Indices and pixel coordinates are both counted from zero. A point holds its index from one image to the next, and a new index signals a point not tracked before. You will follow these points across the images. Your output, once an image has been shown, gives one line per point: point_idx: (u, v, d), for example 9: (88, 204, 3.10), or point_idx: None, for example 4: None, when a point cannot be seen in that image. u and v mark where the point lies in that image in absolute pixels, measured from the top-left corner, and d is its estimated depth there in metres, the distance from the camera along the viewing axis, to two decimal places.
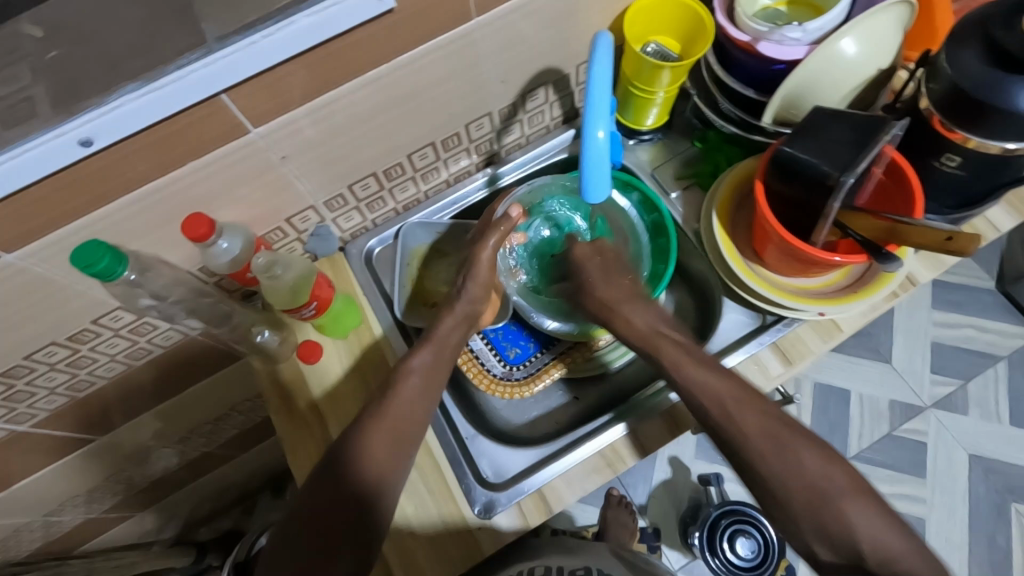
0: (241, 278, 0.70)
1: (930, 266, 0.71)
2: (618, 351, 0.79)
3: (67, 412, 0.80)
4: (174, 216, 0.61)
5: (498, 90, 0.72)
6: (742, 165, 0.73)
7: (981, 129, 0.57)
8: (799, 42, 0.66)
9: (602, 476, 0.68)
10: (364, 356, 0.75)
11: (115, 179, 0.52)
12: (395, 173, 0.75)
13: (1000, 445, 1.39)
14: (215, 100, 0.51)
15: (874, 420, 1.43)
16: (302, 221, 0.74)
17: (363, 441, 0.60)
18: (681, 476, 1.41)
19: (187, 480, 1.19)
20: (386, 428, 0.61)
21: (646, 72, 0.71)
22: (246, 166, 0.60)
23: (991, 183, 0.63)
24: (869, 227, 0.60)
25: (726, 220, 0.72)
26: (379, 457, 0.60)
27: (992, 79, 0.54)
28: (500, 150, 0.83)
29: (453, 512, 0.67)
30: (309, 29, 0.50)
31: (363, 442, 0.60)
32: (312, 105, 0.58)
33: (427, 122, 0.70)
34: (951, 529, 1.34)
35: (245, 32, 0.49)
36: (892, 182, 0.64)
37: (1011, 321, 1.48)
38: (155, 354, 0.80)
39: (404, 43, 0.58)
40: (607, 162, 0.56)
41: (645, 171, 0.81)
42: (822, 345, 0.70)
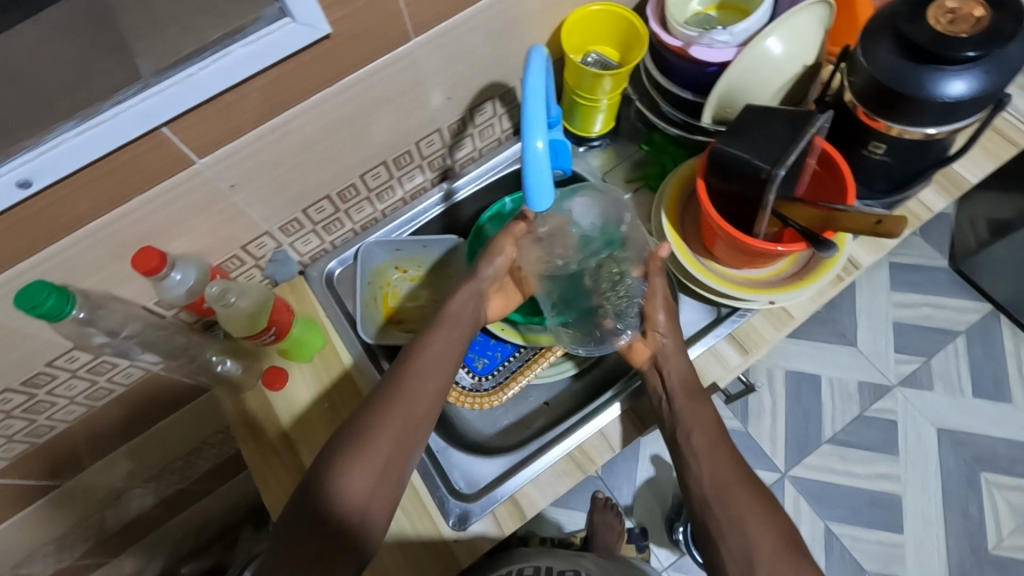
0: (198, 309, 0.69)
1: (871, 249, 0.74)
2: None
3: (29, 458, 0.78)
4: (124, 252, 0.60)
5: (444, 106, 0.73)
6: (685, 165, 0.76)
7: (900, 117, 0.60)
8: (727, 44, 0.69)
9: (572, 478, 0.69)
10: (330, 380, 0.75)
11: (57, 220, 0.52)
12: (350, 193, 0.76)
13: (965, 417, 1.44)
14: (156, 133, 0.52)
15: (843, 402, 1.47)
16: (258, 248, 0.74)
17: (359, 451, 0.59)
18: (662, 473, 1.42)
19: (162, 520, 1.16)
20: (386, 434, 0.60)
21: (587, 81, 0.73)
22: (194, 197, 0.60)
23: (916, 165, 0.66)
24: (806, 215, 0.63)
25: (675, 218, 0.74)
26: (376, 468, 0.59)
27: (905, 71, 0.57)
28: (454, 164, 0.84)
29: (428, 527, 0.67)
30: (246, 58, 0.51)
31: (358, 452, 0.59)
32: (254, 134, 0.59)
33: (377, 141, 0.71)
34: (925, 503, 1.38)
35: (182, 65, 0.50)
36: (826, 172, 0.66)
37: (964, 297, 1.54)
38: (117, 393, 0.78)
39: (345, 67, 0.59)
40: (547, 170, 0.57)
41: (598, 176, 0.83)
42: (776, 333, 0.73)
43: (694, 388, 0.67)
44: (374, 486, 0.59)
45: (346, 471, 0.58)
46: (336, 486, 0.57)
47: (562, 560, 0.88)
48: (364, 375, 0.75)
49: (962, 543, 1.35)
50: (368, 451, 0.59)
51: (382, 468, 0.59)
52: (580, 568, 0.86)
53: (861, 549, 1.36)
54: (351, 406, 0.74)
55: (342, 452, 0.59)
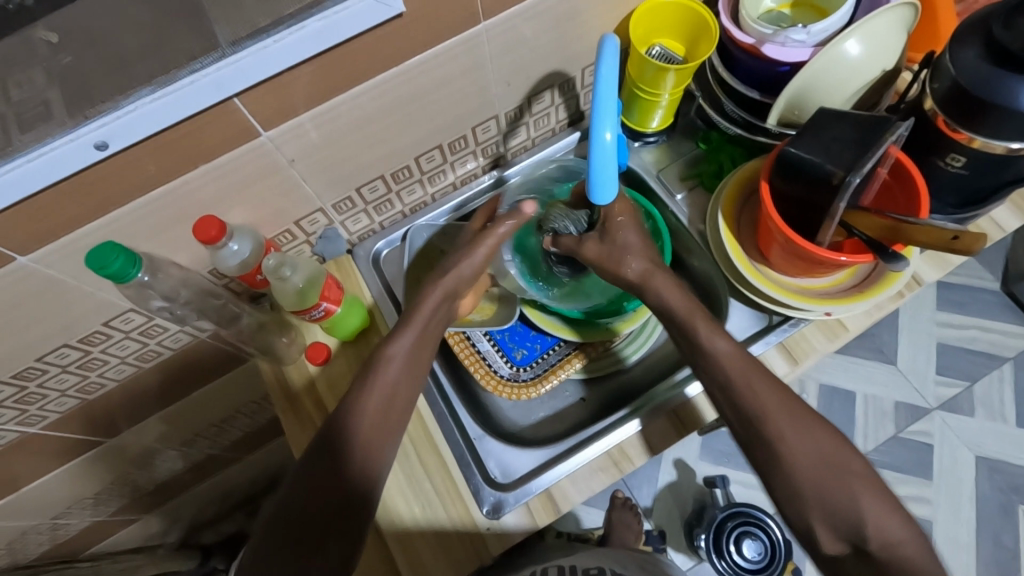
0: (251, 281, 0.70)
1: (935, 265, 0.72)
2: (635, 344, 0.79)
3: (77, 414, 0.80)
4: (186, 218, 0.61)
5: (504, 93, 0.73)
6: (747, 166, 0.74)
7: (985, 129, 0.58)
8: (803, 44, 0.66)
9: (608, 475, 0.68)
10: (372, 358, 0.76)
11: (127, 182, 0.53)
12: (403, 175, 0.76)
13: (1006, 446, 1.39)
14: (227, 103, 0.52)
15: (879, 421, 1.43)
16: (310, 224, 0.74)
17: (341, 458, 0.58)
18: (685, 478, 1.41)
19: (193, 483, 1.20)
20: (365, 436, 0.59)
21: (650, 75, 0.72)
22: (256, 169, 0.61)
23: (995, 181, 0.63)
24: (872, 226, 0.61)
25: (732, 220, 0.72)
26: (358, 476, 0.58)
27: (996, 79, 0.55)
28: (506, 152, 0.84)
29: (460, 511, 0.67)
30: (320, 33, 0.50)
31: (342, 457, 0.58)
32: (320, 109, 0.59)
33: (434, 124, 0.71)
34: (958, 530, 1.34)
35: (258, 36, 0.50)
36: (897, 183, 0.64)
37: (1016, 322, 1.48)
38: (165, 356, 0.80)
39: (413, 47, 0.59)
40: (614, 163, 0.56)
41: (651, 173, 0.82)
42: (828, 344, 0.71)
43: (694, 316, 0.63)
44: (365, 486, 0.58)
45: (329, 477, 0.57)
46: (317, 488, 0.56)
47: (587, 558, 0.86)
48: None
49: (993, 573, 1.31)
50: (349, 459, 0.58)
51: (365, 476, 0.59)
52: (606, 567, 0.84)
53: None
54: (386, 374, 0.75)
55: (326, 457, 0.58)
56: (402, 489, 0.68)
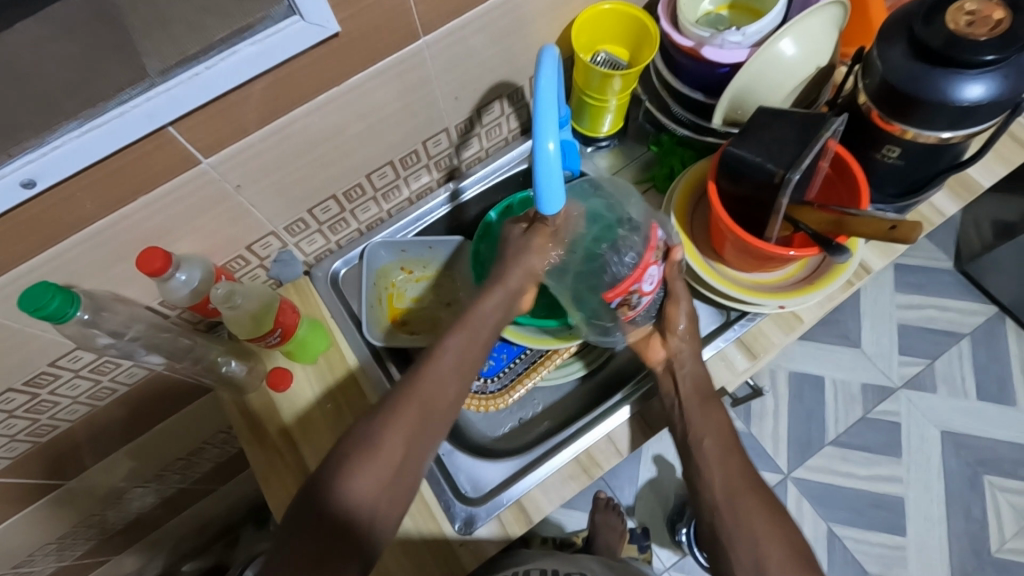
0: (202, 310, 0.69)
1: (881, 253, 0.74)
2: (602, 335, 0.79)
3: (30, 458, 0.77)
4: (129, 252, 0.60)
5: (451, 106, 0.73)
6: (695, 167, 0.75)
7: (915, 120, 0.60)
8: (740, 45, 0.67)
9: (578, 482, 0.68)
10: (334, 380, 0.75)
11: (60, 219, 0.51)
12: (356, 193, 0.75)
13: (969, 419, 1.44)
14: (162, 132, 0.51)
15: (847, 404, 1.46)
16: (264, 248, 0.73)
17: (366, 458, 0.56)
18: (665, 474, 1.42)
19: (165, 519, 1.16)
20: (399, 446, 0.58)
21: (596, 82, 0.73)
22: (200, 197, 0.60)
23: (929, 169, 0.66)
24: (816, 220, 0.62)
25: (685, 222, 0.73)
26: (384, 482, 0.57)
27: (920, 72, 0.57)
28: (460, 164, 0.83)
29: (433, 529, 0.66)
30: (253, 57, 0.50)
31: (361, 464, 0.56)
32: (261, 133, 0.58)
33: (384, 141, 0.70)
34: (928, 505, 1.38)
35: (188, 63, 0.49)
36: (838, 175, 0.66)
37: (969, 299, 1.54)
38: (120, 392, 0.78)
39: (354, 66, 0.58)
40: (558, 172, 0.55)
41: (606, 177, 0.82)
42: (785, 337, 0.72)
43: (706, 393, 0.67)
44: (382, 499, 0.56)
45: (352, 483, 0.56)
46: (337, 493, 0.55)
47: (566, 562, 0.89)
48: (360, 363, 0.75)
49: (964, 543, 1.35)
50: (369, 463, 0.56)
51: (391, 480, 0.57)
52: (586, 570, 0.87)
53: (864, 551, 1.36)
54: (349, 396, 0.74)
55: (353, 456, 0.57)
56: None
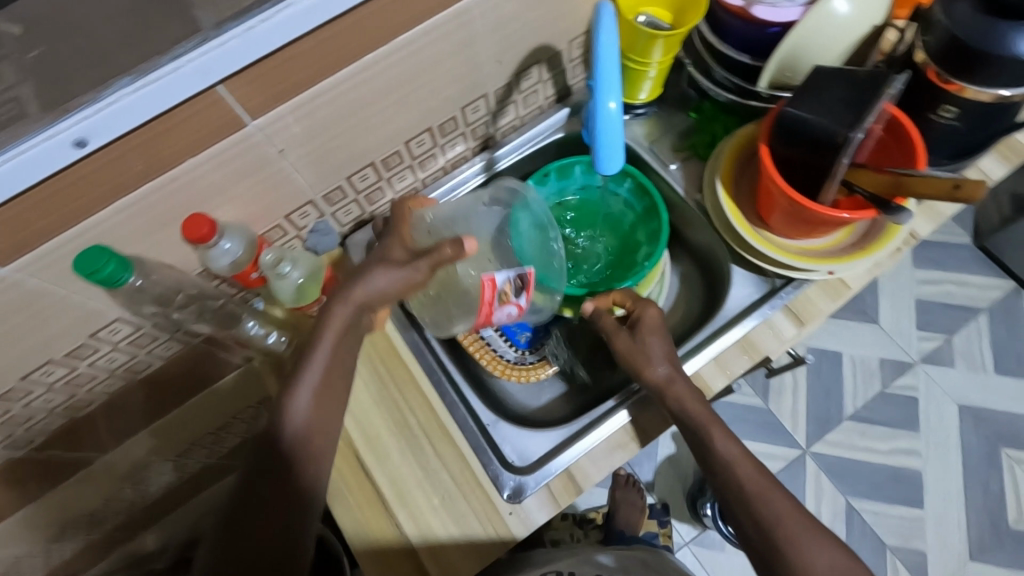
0: (245, 279, 0.67)
1: (929, 219, 0.73)
2: None
3: (67, 433, 0.77)
4: (173, 217, 0.58)
5: (493, 70, 0.71)
6: (743, 131, 0.73)
7: (976, 78, 0.58)
8: (792, 3, 0.66)
9: (627, 451, 0.68)
10: (376, 352, 0.73)
11: (110, 181, 0.50)
12: (394, 161, 0.73)
13: (987, 394, 1.44)
14: (212, 91, 0.49)
15: (867, 378, 1.47)
16: (302, 217, 0.71)
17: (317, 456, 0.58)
18: (684, 450, 1.42)
19: (188, 497, 1.16)
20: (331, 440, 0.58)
21: (641, 43, 0.71)
22: (244, 161, 0.58)
23: (985, 131, 0.65)
24: (872, 182, 0.61)
25: (730, 187, 0.72)
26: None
27: (988, 27, 0.56)
28: (495, 132, 0.82)
29: (481, 499, 0.66)
30: (306, 12, 0.48)
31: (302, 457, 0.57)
32: (310, 93, 0.56)
33: (424, 107, 0.68)
34: (946, 479, 1.39)
35: (242, 16, 0.46)
36: (893, 139, 0.64)
37: (989, 275, 1.53)
38: (155, 367, 0.77)
39: (402, 24, 0.56)
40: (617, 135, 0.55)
41: (643, 146, 0.81)
42: (832, 304, 0.71)
43: None
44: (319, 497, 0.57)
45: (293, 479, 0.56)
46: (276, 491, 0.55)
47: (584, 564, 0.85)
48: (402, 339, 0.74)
49: (982, 516, 1.36)
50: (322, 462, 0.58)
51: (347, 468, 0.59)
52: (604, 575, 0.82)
53: (883, 524, 1.37)
54: (394, 372, 0.72)
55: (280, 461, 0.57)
56: (420, 482, 0.67)
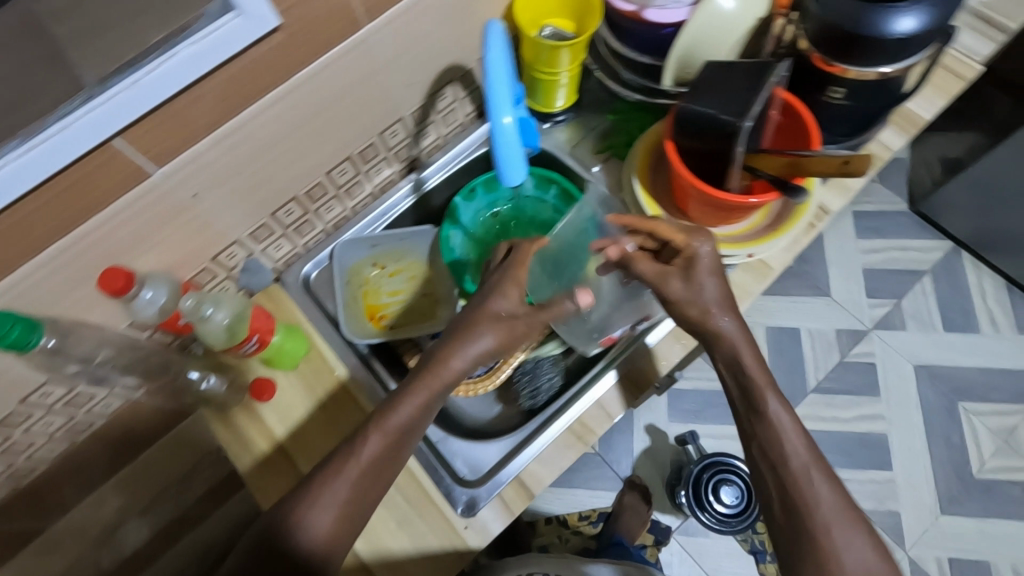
0: (173, 327, 0.66)
1: (839, 194, 0.76)
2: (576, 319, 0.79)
3: (11, 504, 0.75)
4: (90, 273, 0.58)
5: (405, 94, 0.72)
6: (650, 132, 0.76)
7: (854, 59, 0.62)
8: (680, 4, 0.68)
9: (575, 450, 0.69)
10: (331, 399, 0.73)
11: (14, 245, 0.49)
12: (317, 193, 0.74)
13: (939, 351, 1.50)
14: (109, 145, 0.49)
15: (825, 350, 1.51)
16: (229, 258, 0.71)
17: (305, 502, 0.56)
18: (659, 442, 1.44)
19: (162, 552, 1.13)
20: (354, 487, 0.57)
21: (545, 55, 0.73)
22: (158, 209, 0.58)
23: (875, 106, 0.68)
24: (774, 165, 0.64)
25: (647, 182, 0.75)
26: (336, 521, 0.56)
27: (855, 12, 0.59)
28: (420, 154, 0.83)
29: (435, 517, 0.66)
30: (194, 58, 0.49)
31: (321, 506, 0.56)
32: (216, 135, 0.57)
33: (340, 137, 0.69)
34: (911, 437, 1.43)
35: (127, 70, 0.47)
36: (791, 122, 0.68)
37: (927, 237, 1.60)
38: (97, 425, 0.76)
39: (300, 60, 0.58)
40: (517, 145, 0.56)
41: (565, 152, 0.83)
42: (758, 286, 0.74)
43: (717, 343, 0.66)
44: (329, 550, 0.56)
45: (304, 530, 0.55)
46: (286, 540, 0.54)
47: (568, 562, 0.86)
48: (366, 394, 0.73)
49: (948, 468, 1.41)
50: (309, 509, 0.55)
51: (339, 518, 0.56)
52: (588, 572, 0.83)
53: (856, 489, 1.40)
54: (354, 424, 0.72)
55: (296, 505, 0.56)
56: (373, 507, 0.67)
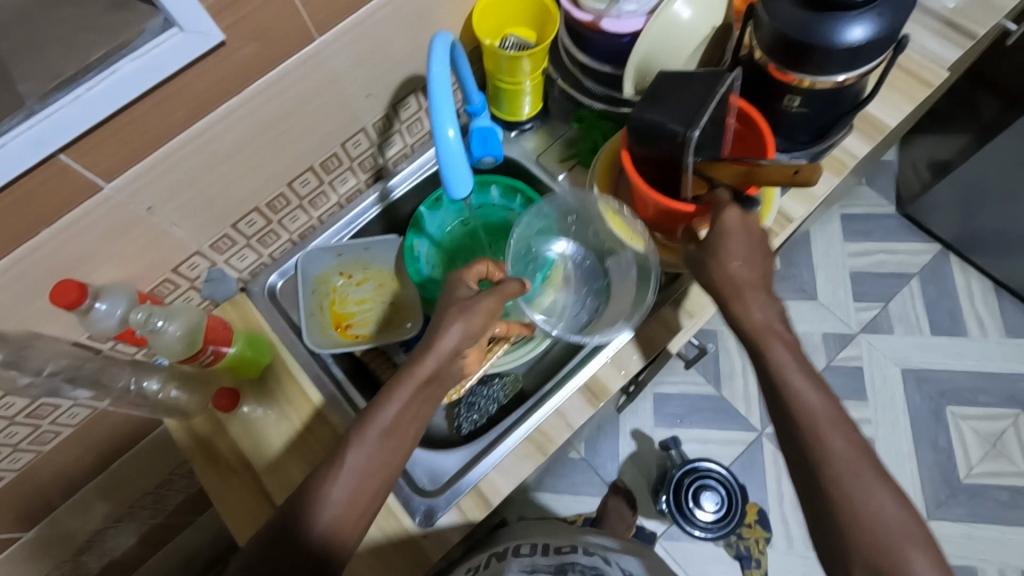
0: (129, 337, 0.67)
1: (802, 201, 0.76)
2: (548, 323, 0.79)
3: None
4: (44, 286, 0.58)
5: (365, 105, 0.72)
6: (610, 145, 0.77)
7: (808, 69, 0.62)
8: (636, 14, 0.69)
9: (534, 459, 0.69)
10: (304, 425, 0.73)
11: None
12: (280, 204, 0.75)
13: (927, 355, 1.49)
14: (53, 161, 0.50)
15: (811, 353, 1.50)
16: (191, 269, 0.72)
17: (325, 483, 0.56)
18: (644, 447, 1.44)
19: (145, 558, 1.13)
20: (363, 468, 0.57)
21: (506, 65, 0.73)
22: (112, 222, 0.59)
23: (834, 112, 0.68)
24: (729, 174, 0.63)
25: (608, 192, 0.75)
26: (347, 503, 0.56)
27: (805, 22, 0.59)
28: (386, 163, 0.84)
29: (394, 526, 0.67)
30: (136, 74, 0.49)
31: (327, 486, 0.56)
32: (168, 148, 0.57)
33: (300, 147, 0.70)
34: (898, 442, 1.42)
35: (68, 87, 0.48)
36: (748, 129, 0.68)
37: (915, 240, 1.59)
38: (65, 435, 0.76)
39: (251, 73, 0.58)
40: (463, 158, 0.57)
41: (531, 160, 0.83)
42: None
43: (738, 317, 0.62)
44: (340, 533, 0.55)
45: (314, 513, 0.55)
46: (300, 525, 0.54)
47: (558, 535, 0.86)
48: (337, 419, 0.73)
49: (936, 473, 1.40)
50: (329, 489, 0.56)
51: (352, 504, 0.56)
52: (578, 543, 0.84)
53: None
54: (326, 446, 0.72)
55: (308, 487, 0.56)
56: None
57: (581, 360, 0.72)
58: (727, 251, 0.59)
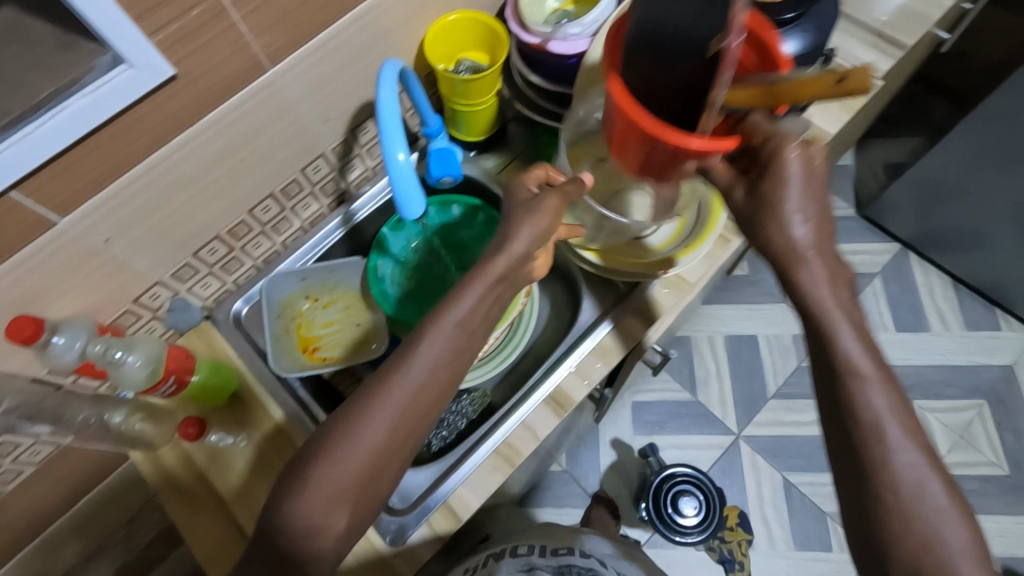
0: (90, 371, 0.66)
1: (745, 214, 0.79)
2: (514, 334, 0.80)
3: None
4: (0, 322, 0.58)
5: (323, 130, 0.74)
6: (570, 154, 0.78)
7: None
8: (581, 36, 0.72)
9: (502, 472, 0.69)
10: (268, 444, 0.73)
11: None
12: (241, 231, 0.75)
13: (893, 351, 1.53)
14: (5, 198, 0.50)
15: (784, 353, 1.52)
16: (153, 299, 0.72)
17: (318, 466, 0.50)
18: (625, 456, 1.45)
19: None
20: (369, 445, 0.51)
21: (459, 89, 0.76)
22: (69, 255, 0.59)
23: None
24: (745, 96, 0.48)
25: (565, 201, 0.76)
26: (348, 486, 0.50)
27: None
28: (348, 186, 0.85)
29: (364, 546, 0.67)
30: (87, 110, 0.50)
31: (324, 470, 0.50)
32: (123, 180, 0.58)
33: (259, 174, 0.71)
34: None
35: (18, 125, 0.48)
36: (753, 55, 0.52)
37: (875, 240, 1.64)
38: (27, 474, 0.74)
39: (204, 104, 0.59)
40: (414, 178, 0.58)
41: (491, 179, 0.85)
42: (677, 300, 0.76)
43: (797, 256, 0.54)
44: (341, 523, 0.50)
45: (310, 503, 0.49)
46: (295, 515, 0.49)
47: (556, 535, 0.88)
48: (298, 435, 0.73)
49: None
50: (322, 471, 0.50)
51: (352, 489, 0.50)
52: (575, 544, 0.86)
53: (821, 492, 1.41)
54: (286, 463, 0.72)
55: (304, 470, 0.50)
56: None
57: (545, 371, 0.73)
58: (783, 202, 0.50)
